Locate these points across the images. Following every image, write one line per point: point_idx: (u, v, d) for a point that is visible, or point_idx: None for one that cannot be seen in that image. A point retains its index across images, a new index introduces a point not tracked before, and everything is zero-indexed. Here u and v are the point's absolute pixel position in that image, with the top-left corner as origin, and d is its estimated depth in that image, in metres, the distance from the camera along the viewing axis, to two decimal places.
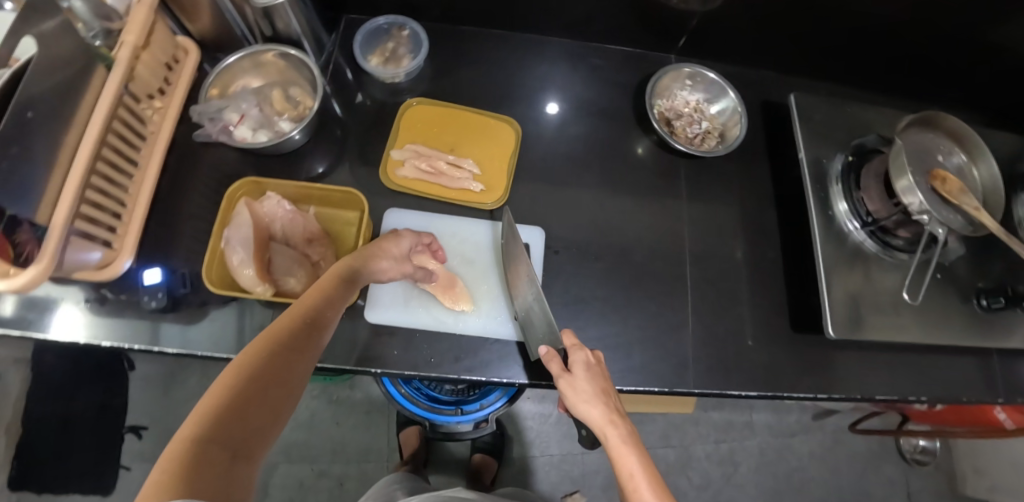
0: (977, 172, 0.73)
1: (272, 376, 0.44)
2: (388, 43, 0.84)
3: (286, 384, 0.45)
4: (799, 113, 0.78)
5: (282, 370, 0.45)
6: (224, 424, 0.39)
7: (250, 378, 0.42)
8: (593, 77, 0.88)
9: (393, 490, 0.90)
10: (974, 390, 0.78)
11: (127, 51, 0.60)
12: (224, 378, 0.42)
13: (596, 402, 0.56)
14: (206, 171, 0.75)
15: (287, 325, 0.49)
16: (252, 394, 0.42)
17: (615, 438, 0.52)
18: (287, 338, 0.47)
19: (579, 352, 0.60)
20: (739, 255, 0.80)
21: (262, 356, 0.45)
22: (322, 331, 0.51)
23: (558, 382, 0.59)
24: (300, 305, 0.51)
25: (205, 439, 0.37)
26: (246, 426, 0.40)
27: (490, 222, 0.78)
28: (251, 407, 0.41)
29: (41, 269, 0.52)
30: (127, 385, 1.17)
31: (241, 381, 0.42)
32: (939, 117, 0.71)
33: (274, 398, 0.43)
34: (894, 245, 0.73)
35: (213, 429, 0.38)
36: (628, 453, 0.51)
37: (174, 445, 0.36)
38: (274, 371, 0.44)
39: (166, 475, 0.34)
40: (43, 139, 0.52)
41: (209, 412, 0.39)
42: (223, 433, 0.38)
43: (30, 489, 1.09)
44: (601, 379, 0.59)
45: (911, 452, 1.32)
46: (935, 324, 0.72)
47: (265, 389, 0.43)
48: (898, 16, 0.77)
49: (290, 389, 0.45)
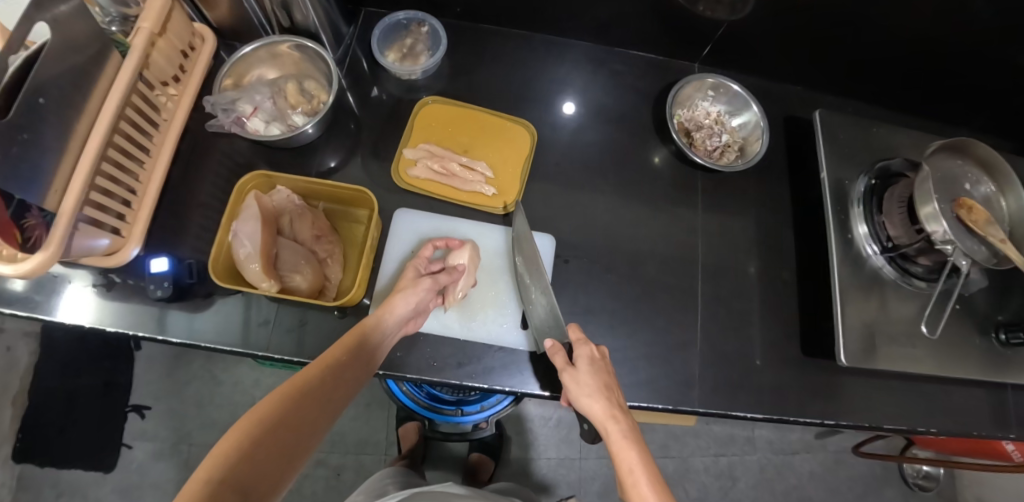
0: (1005, 202, 0.70)
1: (293, 424, 0.47)
2: (406, 39, 0.82)
3: (301, 432, 0.48)
4: (824, 131, 0.76)
5: (301, 421, 0.48)
6: (240, 468, 0.41)
7: (274, 422, 0.46)
8: (614, 82, 0.86)
9: (385, 485, 0.89)
10: (988, 424, 0.76)
11: (143, 37, 0.60)
12: (253, 417, 0.45)
13: (598, 397, 0.57)
14: (218, 161, 0.75)
15: (319, 374, 0.53)
16: (272, 440, 0.45)
17: (617, 434, 0.54)
18: (316, 386, 0.51)
19: (583, 347, 0.62)
20: (753, 273, 0.79)
21: (287, 400, 0.48)
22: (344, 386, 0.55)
23: (561, 375, 0.60)
24: (329, 355, 0.55)
25: (221, 479, 0.40)
26: (259, 469, 0.43)
27: (504, 226, 0.77)
28: (268, 452, 0.44)
29: (49, 255, 0.51)
30: (132, 365, 1.18)
31: (263, 428, 0.45)
32: (968, 143, 0.69)
33: (287, 446, 0.46)
34: (913, 272, 0.71)
35: (228, 471, 0.41)
36: (628, 448, 0.53)
37: (193, 483, 0.39)
38: (293, 422, 0.47)
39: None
40: (54, 125, 0.52)
41: (233, 453, 0.42)
42: (239, 479, 0.41)
43: (33, 462, 1.10)
44: (603, 374, 0.60)
45: (913, 477, 1.30)
46: (951, 357, 0.70)
47: (279, 437, 0.45)
48: (930, 37, 0.74)
49: (305, 434, 0.48)
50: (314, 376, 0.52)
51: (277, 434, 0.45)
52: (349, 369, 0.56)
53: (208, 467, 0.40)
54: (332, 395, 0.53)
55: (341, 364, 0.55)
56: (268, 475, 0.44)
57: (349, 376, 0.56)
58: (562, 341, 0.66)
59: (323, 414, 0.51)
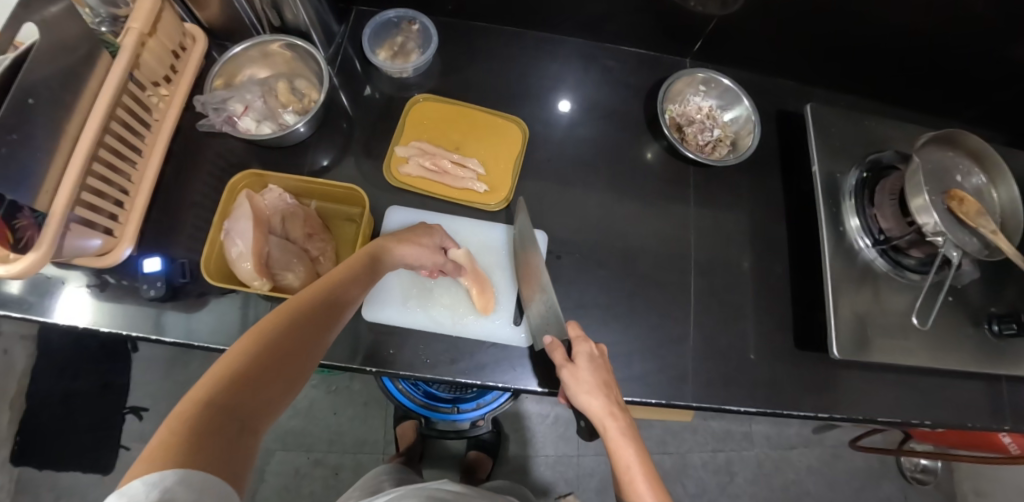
0: (997, 194, 0.71)
1: (292, 352, 0.43)
2: (398, 37, 0.83)
3: (300, 359, 0.44)
4: (815, 124, 0.76)
5: (302, 344, 0.44)
6: (238, 391, 0.38)
7: (271, 347, 0.42)
8: (606, 78, 0.86)
9: (380, 482, 0.90)
10: (982, 415, 0.76)
11: (133, 38, 0.60)
12: (249, 341, 0.41)
13: (598, 394, 0.57)
14: (210, 161, 0.75)
15: (316, 297, 0.49)
16: (270, 365, 0.41)
17: (615, 431, 0.54)
18: (317, 309, 0.48)
19: (583, 344, 0.61)
20: (747, 268, 0.79)
21: (283, 326, 0.44)
22: (345, 311, 0.51)
23: (560, 371, 0.59)
24: (327, 280, 0.51)
25: (213, 401, 0.36)
26: (259, 394, 0.39)
27: (506, 226, 0.78)
28: (267, 376, 0.40)
29: (39, 255, 0.51)
30: (130, 366, 1.19)
31: (259, 350, 0.41)
32: (960, 135, 0.69)
33: (289, 368, 0.42)
34: (906, 264, 0.71)
35: (225, 394, 0.37)
36: (626, 446, 0.54)
37: (183, 404, 0.35)
38: (293, 346, 0.44)
39: (163, 448, 0.32)
40: (44, 125, 0.52)
41: (224, 377, 0.38)
42: (237, 403, 0.37)
43: (31, 464, 1.11)
44: (603, 372, 0.60)
45: (911, 470, 1.30)
46: (944, 349, 0.70)
47: (279, 360, 0.42)
48: (922, 30, 0.74)
49: (306, 356, 0.45)
50: (312, 299, 0.48)
51: (274, 362, 0.41)
52: (349, 294, 0.52)
53: (200, 391, 0.36)
54: (332, 324, 0.49)
55: (339, 288, 0.52)
56: (267, 402, 0.40)
57: (348, 303, 0.52)
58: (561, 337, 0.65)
59: (326, 336, 0.48)
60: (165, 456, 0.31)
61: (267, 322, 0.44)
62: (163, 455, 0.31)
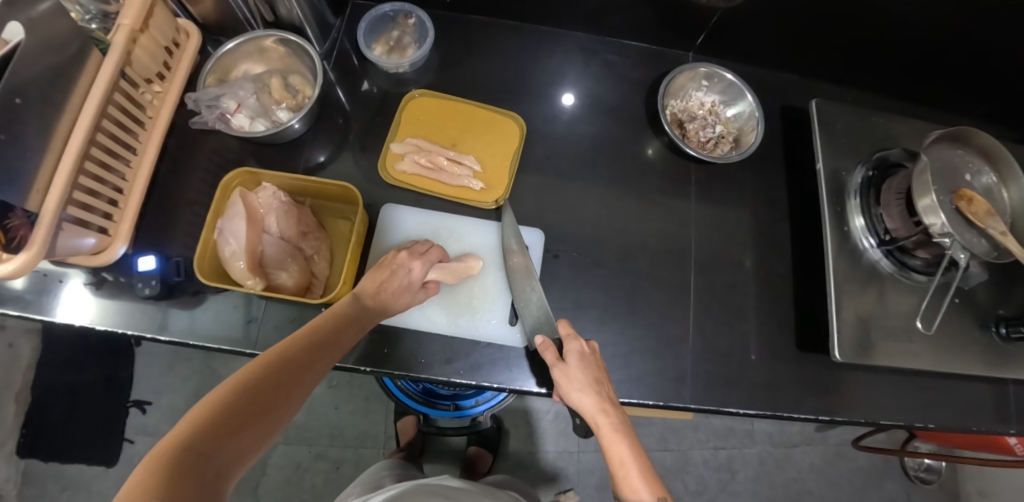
0: (1007, 193, 0.68)
1: (272, 396, 0.43)
2: (394, 32, 0.81)
3: (279, 405, 0.44)
4: (821, 120, 0.74)
5: (284, 390, 0.45)
6: (215, 432, 0.38)
7: (248, 394, 0.42)
8: (606, 72, 0.85)
9: (381, 478, 0.90)
10: (988, 420, 0.74)
11: (123, 34, 0.59)
12: (226, 386, 0.42)
13: (589, 391, 0.58)
14: (206, 158, 0.74)
15: (295, 346, 0.50)
16: (244, 412, 0.41)
17: (607, 427, 0.56)
18: (296, 356, 0.48)
19: (574, 342, 0.62)
20: (749, 267, 0.77)
21: (263, 372, 0.45)
22: (327, 359, 0.52)
23: (551, 371, 0.60)
24: (309, 330, 0.53)
25: (188, 446, 0.36)
26: (237, 437, 0.39)
27: (492, 222, 0.77)
28: (247, 419, 0.40)
29: (30, 255, 0.51)
30: (132, 360, 1.19)
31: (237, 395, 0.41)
32: (969, 132, 0.67)
33: (270, 410, 0.42)
34: (912, 265, 0.69)
35: (202, 436, 0.37)
36: (618, 441, 0.55)
37: (161, 447, 0.35)
38: (273, 391, 0.44)
39: (137, 486, 0.32)
40: (34, 125, 0.51)
41: (203, 420, 0.38)
42: (213, 446, 0.37)
43: (37, 456, 1.12)
44: (594, 369, 0.60)
45: (915, 470, 1.29)
46: (948, 353, 0.69)
47: (258, 403, 0.42)
48: (932, 23, 0.72)
49: (289, 398, 0.45)
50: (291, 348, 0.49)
51: (254, 404, 0.42)
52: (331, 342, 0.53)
53: (177, 435, 0.36)
54: (313, 370, 0.49)
55: (322, 337, 0.53)
56: (247, 444, 0.40)
57: (330, 351, 0.53)
58: (555, 336, 0.67)
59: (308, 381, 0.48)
60: (139, 494, 0.31)
61: (250, 367, 0.45)
62: (136, 494, 0.31)
